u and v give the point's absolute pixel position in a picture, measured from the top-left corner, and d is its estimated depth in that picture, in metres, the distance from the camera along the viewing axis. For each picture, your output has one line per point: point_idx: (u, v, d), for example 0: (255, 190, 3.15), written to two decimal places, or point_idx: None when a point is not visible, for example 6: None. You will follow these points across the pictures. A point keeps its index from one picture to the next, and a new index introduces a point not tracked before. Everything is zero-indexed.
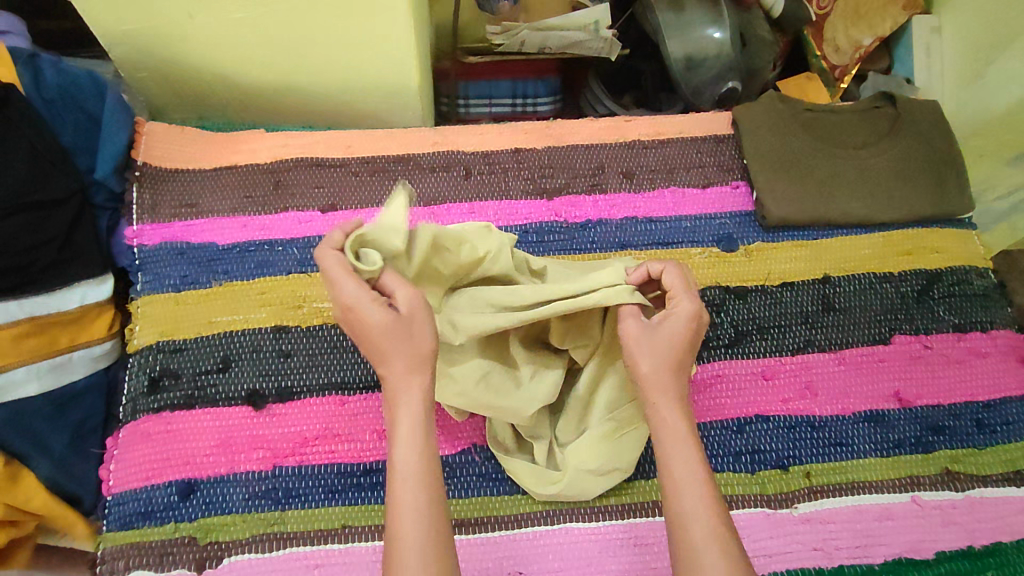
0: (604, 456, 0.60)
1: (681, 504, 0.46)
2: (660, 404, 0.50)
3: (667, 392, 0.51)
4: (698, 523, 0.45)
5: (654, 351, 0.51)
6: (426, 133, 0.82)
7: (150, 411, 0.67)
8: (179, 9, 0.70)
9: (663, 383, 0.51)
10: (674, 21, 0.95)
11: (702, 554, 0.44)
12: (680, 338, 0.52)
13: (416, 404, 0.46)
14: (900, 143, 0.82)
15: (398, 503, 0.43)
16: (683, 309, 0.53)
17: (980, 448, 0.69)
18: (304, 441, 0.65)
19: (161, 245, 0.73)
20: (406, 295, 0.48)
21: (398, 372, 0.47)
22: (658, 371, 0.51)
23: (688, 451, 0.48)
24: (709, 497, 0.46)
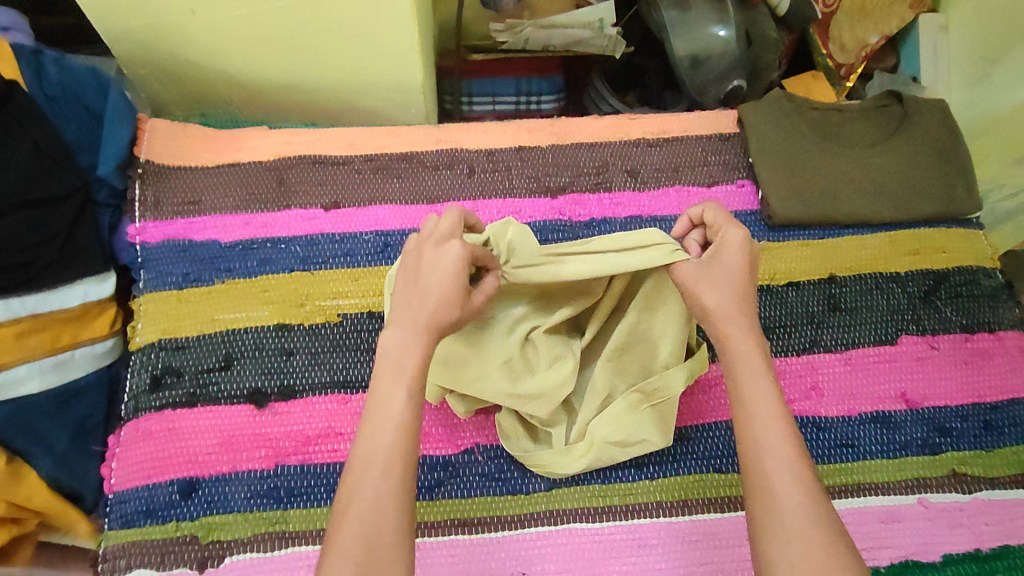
0: (628, 426, 0.61)
1: (754, 431, 0.49)
2: (733, 332, 0.53)
3: (736, 320, 0.53)
4: (772, 455, 0.48)
5: (717, 285, 0.54)
6: (429, 131, 0.81)
7: (151, 409, 0.66)
8: (182, 5, 0.70)
9: (730, 312, 0.53)
10: (680, 19, 0.95)
11: (775, 482, 0.47)
12: (736, 265, 0.54)
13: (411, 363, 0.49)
14: (907, 142, 0.81)
15: (376, 436, 0.47)
16: (732, 234, 0.55)
17: (987, 450, 0.68)
18: (307, 439, 0.65)
19: (164, 242, 0.73)
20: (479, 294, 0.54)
21: (415, 319, 0.50)
22: (725, 304, 0.53)
23: (762, 382, 0.51)
24: (783, 431, 0.49)
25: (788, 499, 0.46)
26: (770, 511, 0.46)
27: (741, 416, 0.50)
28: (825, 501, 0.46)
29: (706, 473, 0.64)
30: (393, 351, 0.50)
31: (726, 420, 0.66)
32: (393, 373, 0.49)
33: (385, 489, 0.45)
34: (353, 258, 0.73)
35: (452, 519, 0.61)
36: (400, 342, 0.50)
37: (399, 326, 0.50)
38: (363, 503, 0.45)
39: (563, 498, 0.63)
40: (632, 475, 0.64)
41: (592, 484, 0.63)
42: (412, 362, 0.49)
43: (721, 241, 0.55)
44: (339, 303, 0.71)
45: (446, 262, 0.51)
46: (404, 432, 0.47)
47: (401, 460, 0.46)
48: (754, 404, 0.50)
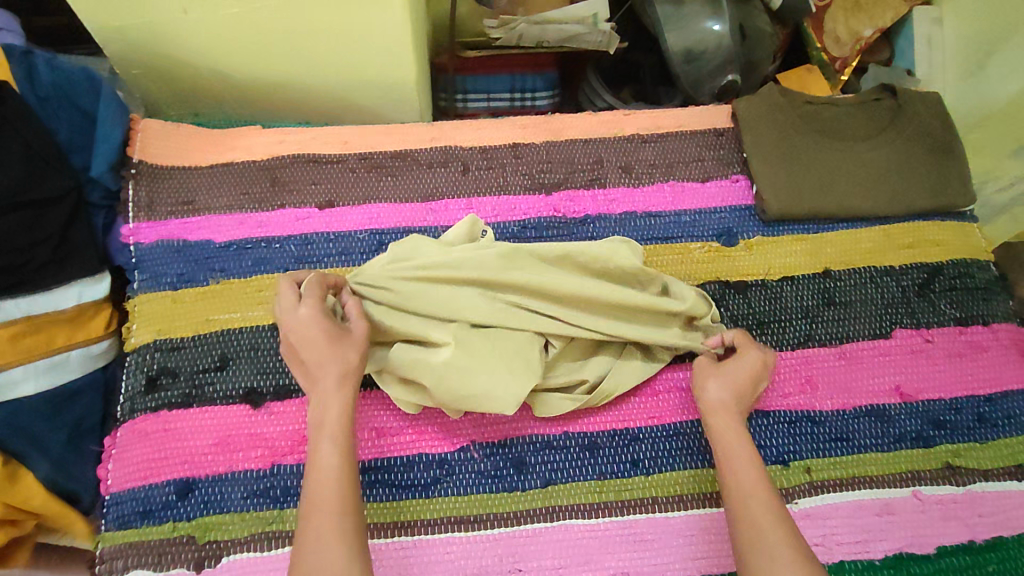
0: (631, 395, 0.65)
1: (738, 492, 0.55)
2: (721, 419, 0.60)
3: (728, 409, 0.61)
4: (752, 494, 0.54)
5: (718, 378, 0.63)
6: (423, 128, 0.81)
7: (148, 409, 0.66)
8: (174, 4, 0.69)
9: (724, 402, 0.61)
10: (674, 13, 0.94)
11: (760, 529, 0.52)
12: (745, 370, 0.63)
13: (333, 419, 0.54)
14: (901, 136, 0.81)
15: (314, 487, 0.51)
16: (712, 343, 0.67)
17: (981, 442, 0.69)
18: (303, 439, 0.65)
19: (158, 242, 0.73)
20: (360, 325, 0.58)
21: (325, 387, 0.55)
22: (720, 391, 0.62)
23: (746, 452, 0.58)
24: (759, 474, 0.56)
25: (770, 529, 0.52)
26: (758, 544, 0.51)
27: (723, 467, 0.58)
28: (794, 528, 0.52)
29: (702, 468, 0.64)
30: (315, 420, 0.55)
31: None
32: (318, 435, 0.54)
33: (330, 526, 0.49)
34: (349, 258, 0.74)
35: (448, 517, 0.61)
36: (321, 409, 0.55)
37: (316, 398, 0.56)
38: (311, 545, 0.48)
39: (559, 495, 0.63)
40: (628, 471, 0.64)
41: (588, 480, 0.63)
42: (332, 418, 0.54)
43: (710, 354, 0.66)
44: None
45: (308, 327, 0.56)
46: (339, 475, 0.52)
47: (340, 500, 0.50)
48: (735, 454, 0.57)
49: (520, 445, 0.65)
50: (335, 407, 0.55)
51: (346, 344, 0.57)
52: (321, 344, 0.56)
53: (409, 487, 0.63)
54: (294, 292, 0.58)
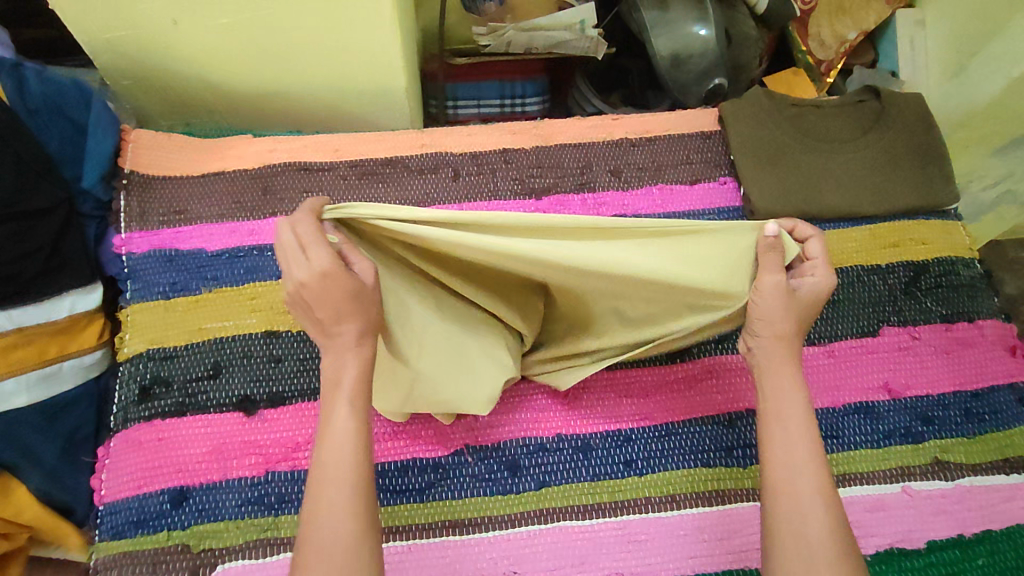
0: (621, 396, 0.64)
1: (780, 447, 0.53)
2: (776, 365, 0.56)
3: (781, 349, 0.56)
4: (796, 470, 0.51)
5: (780, 307, 0.54)
6: (413, 135, 0.82)
7: (141, 419, 0.66)
8: (164, 15, 0.70)
9: (779, 337, 0.55)
10: (661, 18, 0.96)
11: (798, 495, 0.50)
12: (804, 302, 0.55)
13: (350, 379, 0.50)
14: (886, 137, 0.83)
15: (327, 456, 0.49)
16: (770, 268, 0.53)
17: (968, 437, 0.70)
18: (297, 445, 0.65)
19: (150, 252, 0.73)
20: (366, 269, 0.49)
21: (344, 342, 0.50)
22: (786, 323, 0.54)
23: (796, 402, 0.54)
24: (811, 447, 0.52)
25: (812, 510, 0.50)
26: (795, 525, 0.50)
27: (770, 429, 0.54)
28: (838, 506, 0.50)
29: (694, 468, 0.65)
30: (330, 377, 0.51)
31: (712, 414, 0.67)
32: (331, 396, 0.50)
33: (341, 508, 0.47)
34: None
35: (442, 521, 0.62)
36: (335, 366, 0.50)
37: (331, 354, 0.51)
38: (320, 529, 0.46)
39: (553, 496, 0.63)
40: (620, 471, 0.64)
41: (582, 481, 0.64)
42: (351, 381, 0.50)
43: (763, 275, 0.53)
44: None
45: (321, 283, 0.47)
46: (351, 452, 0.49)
47: (352, 472, 0.48)
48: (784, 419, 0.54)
49: (513, 448, 0.65)
50: (352, 366, 0.50)
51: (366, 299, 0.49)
52: (340, 293, 0.48)
53: (404, 492, 0.63)
54: (312, 246, 0.46)
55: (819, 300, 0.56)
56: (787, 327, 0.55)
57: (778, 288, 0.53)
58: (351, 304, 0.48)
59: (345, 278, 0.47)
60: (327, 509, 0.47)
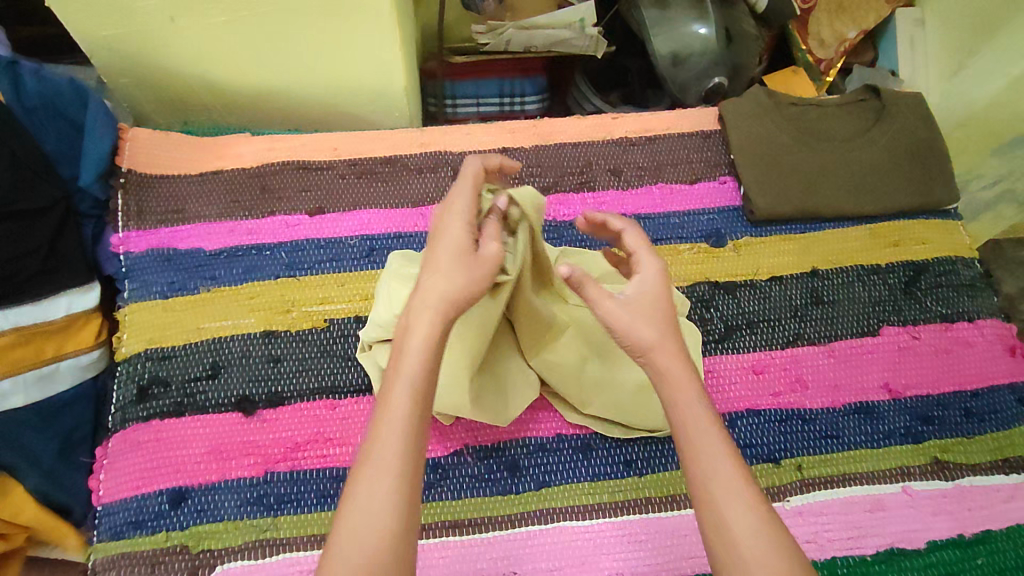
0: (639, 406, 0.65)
1: (697, 458, 0.43)
2: (669, 363, 0.46)
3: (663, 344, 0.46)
4: (719, 482, 0.42)
5: (629, 316, 0.47)
6: (413, 134, 0.82)
7: (140, 419, 0.66)
8: (161, 13, 0.69)
9: (654, 337, 0.46)
10: (660, 17, 0.96)
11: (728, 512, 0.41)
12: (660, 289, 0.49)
13: (418, 341, 0.45)
14: (886, 136, 0.83)
15: (383, 426, 0.43)
16: (590, 281, 0.48)
17: (968, 437, 0.69)
18: (296, 446, 0.64)
19: (148, 251, 0.73)
20: (490, 247, 0.49)
21: (424, 300, 0.46)
22: (656, 331, 0.46)
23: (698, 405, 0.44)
24: (730, 452, 0.43)
25: (744, 525, 0.40)
26: (728, 549, 0.40)
27: (685, 437, 0.44)
28: (779, 520, 0.41)
29: None
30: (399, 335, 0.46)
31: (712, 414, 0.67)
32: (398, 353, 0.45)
33: (384, 496, 0.40)
34: (339, 264, 0.73)
35: (442, 521, 0.61)
36: (407, 322, 0.46)
37: (410, 321, 0.46)
38: (358, 518, 0.40)
39: (554, 496, 0.63)
40: (621, 471, 0.64)
41: (582, 481, 0.64)
42: (417, 346, 0.45)
43: (591, 290, 0.48)
44: (325, 308, 0.71)
45: (449, 229, 0.49)
46: (406, 437, 0.42)
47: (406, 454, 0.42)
48: (691, 430, 0.44)
49: (513, 448, 0.65)
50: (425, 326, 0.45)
51: (474, 267, 0.48)
52: (446, 250, 0.48)
53: None
54: (466, 192, 0.51)
55: (660, 297, 0.49)
56: (660, 330, 0.46)
57: (610, 307, 0.47)
58: (456, 264, 0.48)
59: (464, 242, 0.48)
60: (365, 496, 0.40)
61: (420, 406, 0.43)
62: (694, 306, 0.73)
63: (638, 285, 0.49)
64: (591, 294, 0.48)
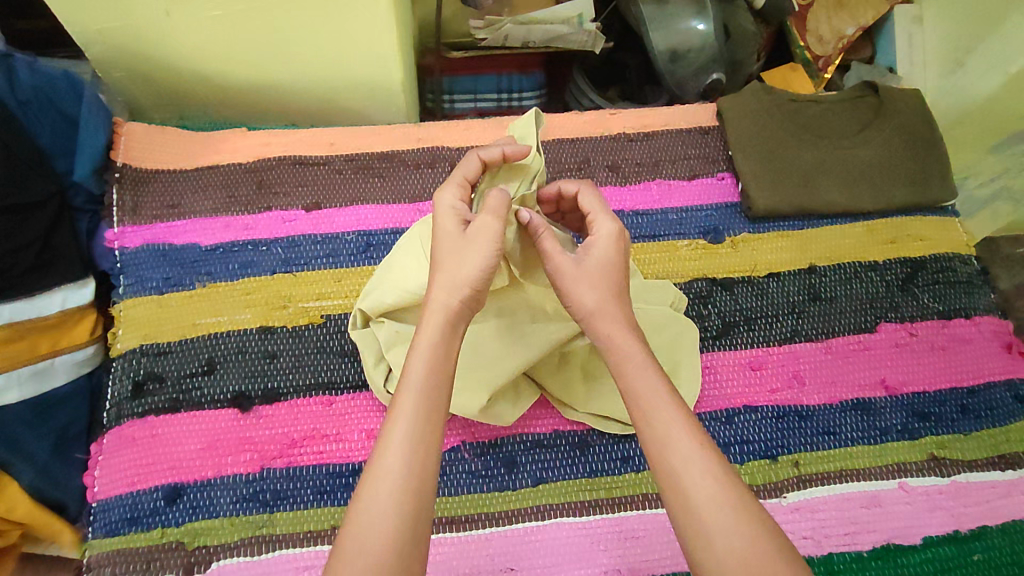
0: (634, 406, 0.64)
1: (652, 423, 0.45)
2: (613, 331, 0.50)
3: (610, 311, 0.50)
4: (676, 445, 0.44)
5: (578, 279, 0.51)
6: (410, 129, 0.82)
7: (135, 415, 0.65)
8: (155, 5, 0.69)
9: (604, 303, 0.50)
10: (659, 13, 0.96)
11: (684, 472, 0.43)
12: (607, 254, 0.53)
13: (433, 336, 0.47)
14: (883, 133, 0.83)
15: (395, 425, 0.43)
16: (551, 244, 0.52)
17: (965, 433, 0.69)
18: (292, 442, 0.64)
19: (143, 246, 0.72)
20: (485, 221, 0.50)
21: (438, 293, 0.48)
22: (598, 299, 0.50)
23: (651, 376, 0.47)
24: (689, 426, 0.45)
25: (703, 493, 0.42)
26: (691, 522, 0.41)
27: (639, 419, 0.46)
28: (739, 483, 0.43)
29: None
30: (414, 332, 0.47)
31: (710, 411, 0.67)
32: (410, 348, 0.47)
33: (391, 493, 0.41)
34: (336, 259, 0.73)
35: (439, 517, 0.61)
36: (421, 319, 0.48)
37: (421, 326, 0.47)
38: (370, 515, 0.40)
39: (551, 493, 0.62)
40: (618, 467, 0.64)
41: (580, 477, 0.63)
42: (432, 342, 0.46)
43: (552, 252, 0.52)
44: (322, 304, 0.71)
45: (441, 219, 0.52)
46: (418, 438, 0.43)
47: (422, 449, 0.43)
48: (643, 397, 0.46)
49: (511, 444, 0.64)
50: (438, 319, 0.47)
51: (467, 246, 0.49)
52: (456, 242, 0.50)
53: None
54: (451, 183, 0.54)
55: (615, 262, 0.53)
56: (605, 298, 0.51)
57: (563, 268, 0.52)
58: (452, 249, 0.50)
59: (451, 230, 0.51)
60: (371, 497, 0.41)
61: (431, 409, 0.44)
62: (693, 303, 0.73)
63: (594, 248, 0.53)
64: (547, 254, 0.52)
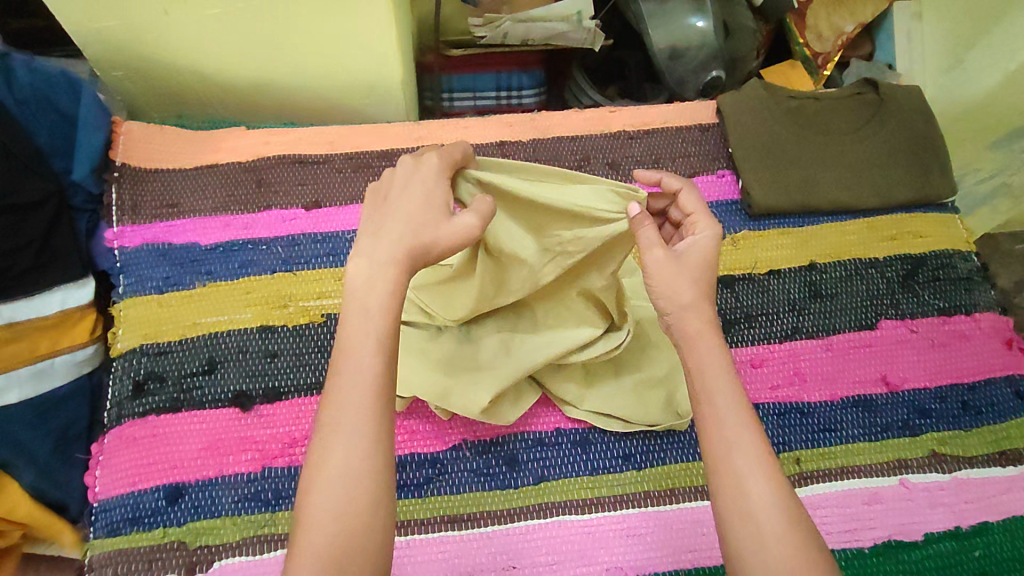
0: (634, 405, 0.64)
1: (721, 425, 0.45)
2: (696, 330, 0.48)
3: (698, 307, 0.49)
4: (741, 451, 0.44)
5: (674, 273, 0.49)
6: (410, 128, 0.82)
7: (135, 415, 0.64)
8: (155, 5, 0.70)
9: (693, 299, 0.49)
10: (658, 11, 0.96)
11: (746, 480, 0.43)
12: (704, 257, 0.51)
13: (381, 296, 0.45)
14: (882, 131, 0.83)
15: (342, 393, 0.42)
16: (652, 236, 0.49)
17: (966, 430, 0.69)
18: (293, 441, 0.63)
19: (143, 246, 0.72)
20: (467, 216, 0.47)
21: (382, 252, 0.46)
22: (692, 295, 0.49)
23: (727, 380, 0.46)
24: (755, 432, 0.45)
25: (763, 504, 0.42)
26: (746, 526, 0.42)
27: (707, 420, 0.46)
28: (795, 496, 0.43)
29: (693, 462, 0.64)
30: (355, 291, 0.46)
31: None
32: (354, 309, 0.45)
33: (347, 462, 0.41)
34: (336, 258, 0.73)
35: (440, 516, 0.61)
36: (360, 277, 0.46)
37: (359, 290, 0.45)
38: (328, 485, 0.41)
39: (551, 491, 0.62)
40: (619, 465, 0.64)
41: (580, 476, 0.63)
42: (377, 308, 0.45)
43: (649, 243, 0.49)
44: (322, 303, 0.70)
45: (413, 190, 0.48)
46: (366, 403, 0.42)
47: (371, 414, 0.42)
48: (714, 400, 0.46)
49: (512, 443, 0.64)
50: (381, 278, 0.45)
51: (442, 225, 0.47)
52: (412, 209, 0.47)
53: (403, 487, 0.62)
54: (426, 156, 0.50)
55: (711, 261, 0.51)
56: (697, 294, 0.49)
57: (663, 263, 0.49)
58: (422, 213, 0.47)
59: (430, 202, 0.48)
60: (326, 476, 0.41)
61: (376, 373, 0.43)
62: None
63: (694, 247, 0.51)
64: (646, 248, 0.49)
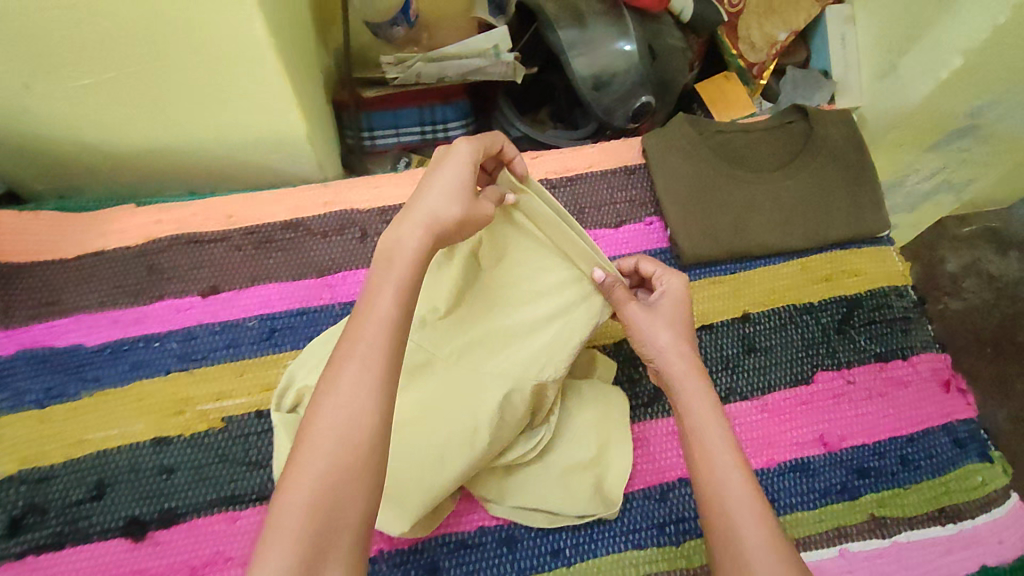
0: (562, 497, 0.60)
1: (710, 465, 0.47)
2: (684, 380, 0.52)
3: (683, 352, 0.54)
4: (731, 489, 0.46)
5: (652, 320, 0.56)
6: (316, 191, 0.76)
7: (13, 556, 0.58)
8: (12, 80, 0.63)
9: (678, 346, 0.54)
10: (579, 38, 0.90)
11: (736, 515, 0.45)
12: (679, 309, 0.58)
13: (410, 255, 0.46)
14: (813, 163, 0.79)
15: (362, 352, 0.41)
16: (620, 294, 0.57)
17: (905, 487, 0.67)
18: (192, 570, 0.58)
19: (19, 353, 0.66)
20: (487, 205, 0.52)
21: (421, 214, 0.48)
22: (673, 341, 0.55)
23: (718, 425, 0.49)
24: (744, 474, 0.47)
25: (756, 546, 0.43)
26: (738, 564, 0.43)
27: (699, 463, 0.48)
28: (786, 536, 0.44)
29: (623, 552, 0.61)
30: (391, 244, 0.46)
31: (641, 488, 0.64)
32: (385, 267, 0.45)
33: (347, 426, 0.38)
34: (236, 351, 0.67)
35: None
36: (400, 231, 0.47)
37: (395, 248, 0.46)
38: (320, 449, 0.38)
39: None
40: (548, 563, 0.60)
41: None
42: (410, 250, 0.46)
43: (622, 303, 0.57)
44: (222, 405, 0.65)
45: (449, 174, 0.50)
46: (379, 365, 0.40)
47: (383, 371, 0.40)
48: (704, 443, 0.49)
49: (432, 548, 0.60)
50: (417, 232, 0.47)
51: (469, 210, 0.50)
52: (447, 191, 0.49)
53: None
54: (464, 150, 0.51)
55: (683, 303, 0.58)
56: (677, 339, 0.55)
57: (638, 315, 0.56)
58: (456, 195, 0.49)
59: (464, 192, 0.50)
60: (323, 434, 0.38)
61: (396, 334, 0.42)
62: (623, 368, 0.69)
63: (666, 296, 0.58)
64: (620, 305, 0.57)
